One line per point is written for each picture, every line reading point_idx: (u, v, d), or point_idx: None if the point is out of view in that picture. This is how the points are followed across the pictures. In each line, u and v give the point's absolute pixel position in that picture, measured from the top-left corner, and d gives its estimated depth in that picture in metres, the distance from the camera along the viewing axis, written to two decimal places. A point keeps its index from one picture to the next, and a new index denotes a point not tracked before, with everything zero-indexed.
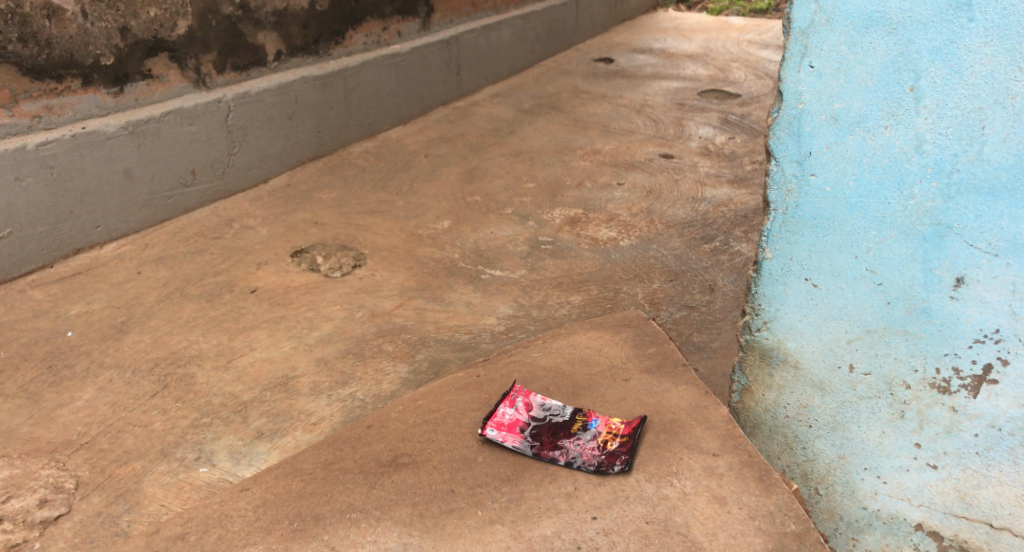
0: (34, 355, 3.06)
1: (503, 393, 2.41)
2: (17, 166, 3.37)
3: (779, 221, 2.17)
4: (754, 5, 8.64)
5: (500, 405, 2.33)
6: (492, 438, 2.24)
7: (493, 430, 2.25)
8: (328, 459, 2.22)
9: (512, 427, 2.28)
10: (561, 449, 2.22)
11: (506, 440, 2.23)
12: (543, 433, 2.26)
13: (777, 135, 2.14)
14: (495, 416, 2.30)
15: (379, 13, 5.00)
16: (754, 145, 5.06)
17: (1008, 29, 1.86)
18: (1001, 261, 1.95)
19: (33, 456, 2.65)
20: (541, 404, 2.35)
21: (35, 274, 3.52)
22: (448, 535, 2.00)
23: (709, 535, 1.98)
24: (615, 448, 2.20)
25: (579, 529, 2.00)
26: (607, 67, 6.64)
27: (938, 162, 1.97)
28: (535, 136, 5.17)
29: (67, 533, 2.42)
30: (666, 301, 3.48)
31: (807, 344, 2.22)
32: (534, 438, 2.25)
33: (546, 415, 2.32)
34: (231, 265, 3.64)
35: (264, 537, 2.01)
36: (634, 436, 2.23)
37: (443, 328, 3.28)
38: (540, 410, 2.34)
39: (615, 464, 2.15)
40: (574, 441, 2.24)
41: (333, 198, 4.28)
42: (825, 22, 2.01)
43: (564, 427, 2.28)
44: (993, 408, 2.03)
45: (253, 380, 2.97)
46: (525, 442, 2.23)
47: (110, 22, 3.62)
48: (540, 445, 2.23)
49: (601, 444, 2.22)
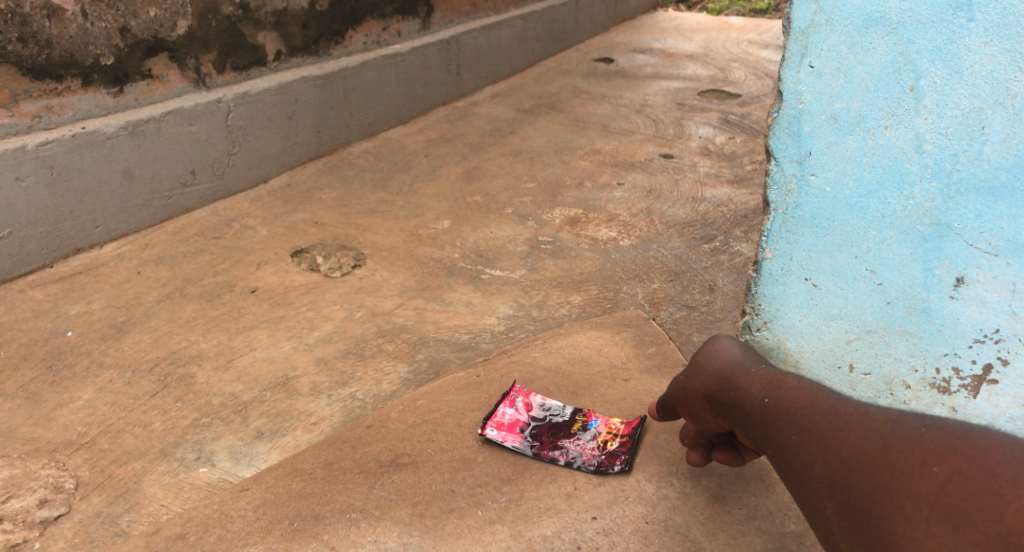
0: (34, 355, 3.06)
1: (503, 393, 2.40)
2: (17, 166, 3.36)
3: (779, 221, 2.17)
4: (753, 5, 8.66)
5: (499, 403, 2.33)
6: (492, 437, 2.23)
7: (493, 430, 2.25)
8: (328, 459, 2.23)
9: (512, 427, 2.27)
10: (561, 449, 2.21)
11: (506, 440, 2.23)
12: (544, 433, 2.26)
13: (777, 135, 2.14)
14: (495, 415, 2.30)
15: (379, 13, 5.01)
16: (754, 145, 5.07)
17: (1008, 29, 1.86)
18: (1001, 261, 1.95)
19: (33, 456, 2.65)
20: (541, 404, 2.35)
21: (34, 274, 3.51)
22: (448, 535, 1.99)
23: (710, 535, 1.98)
24: (615, 448, 2.20)
25: (579, 530, 1.99)
26: (607, 67, 6.64)
27: (938, 161, 1.97)
28: (534, 136, 5.17)
29: (67, 533, 2.42)
30: (666, 301, 3.47)
31: (807, 344, 2.21)
32: (534, 438, 2.24)
33: (546, 415, 2.31)
34: (231, 265, 3.64)
35: (264, 537, 2.01)
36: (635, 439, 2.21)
37: (443, 328, 3.28)
38: (540, 410, 2.33)
39: (615, 464, 2.15)
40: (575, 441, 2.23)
41: (332, 198, 4.28)
42: (824, 22, 2.01)
43: (563, 427, 2.27)
44: (993, 407, 2.03)
45: (253, 380, 2.97)
46: (525, 441, 2.23)
47: (110, 22, 3.62)
48: (540, 445, 2.22)
49: (601, 444, 2.22)
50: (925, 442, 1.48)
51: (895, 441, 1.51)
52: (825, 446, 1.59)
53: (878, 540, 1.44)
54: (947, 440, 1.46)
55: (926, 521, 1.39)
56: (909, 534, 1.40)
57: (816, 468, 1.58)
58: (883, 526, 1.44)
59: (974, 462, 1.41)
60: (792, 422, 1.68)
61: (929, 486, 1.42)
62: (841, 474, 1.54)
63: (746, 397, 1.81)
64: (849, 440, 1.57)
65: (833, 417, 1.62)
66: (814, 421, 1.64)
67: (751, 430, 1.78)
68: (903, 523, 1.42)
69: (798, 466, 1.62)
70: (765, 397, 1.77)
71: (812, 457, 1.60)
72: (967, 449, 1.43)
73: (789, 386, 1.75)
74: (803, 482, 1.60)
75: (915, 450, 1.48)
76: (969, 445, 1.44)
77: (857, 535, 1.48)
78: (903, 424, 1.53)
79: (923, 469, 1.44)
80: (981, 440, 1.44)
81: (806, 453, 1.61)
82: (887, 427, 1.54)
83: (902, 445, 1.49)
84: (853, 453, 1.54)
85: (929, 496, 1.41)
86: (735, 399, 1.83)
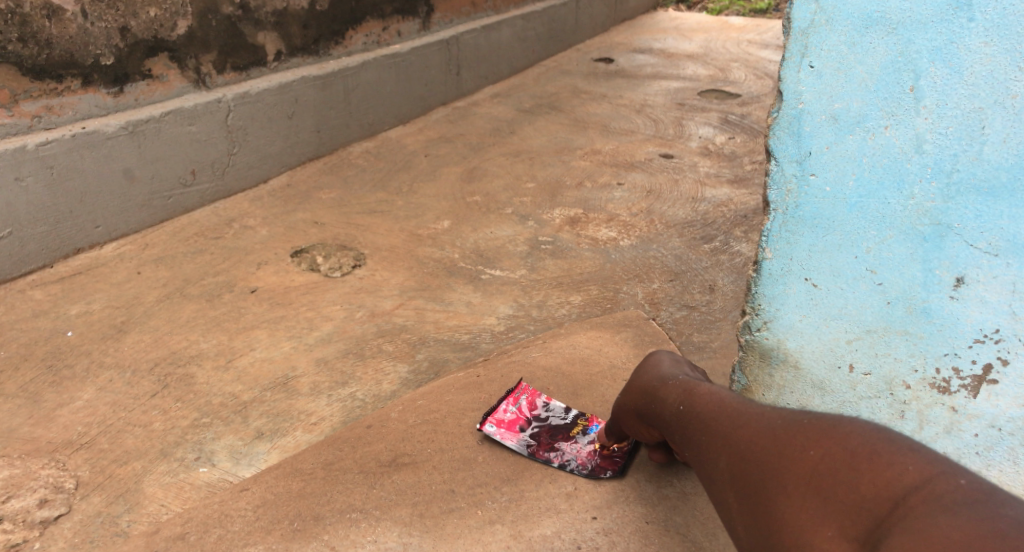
0: (34, 355, 3.06)
1: (509, 389, 2.40)
2: (17, 166, 3.36)
3: (779, 221, 2.17)
4: (753, 5, 8.67)
5: (501, 400, 2.32)
6: (491, 434, 2.23)
7: (492, 426, 2.25)
8: (328, 459, 2.23)
9: (511, 425, 2.27)
10: (558, 450, 2.20)
11: (504, 439, 2.22)
12: (543, 433, 2.25)
13: (777, 135, 2.13)
14: (496, 412, 2.29)
15: (379, 13, 5.01)
16: (754, 145, 5.07)
17: (1008, 29, 1.86)
18: (1001, 261, 1.95)
19: (33, 456, 2.65)
20: (545, 404, 2.33)
21: (34, 274, 3.51)
22: (448, 535, 1.99)
23: (710, 535, 1.99)
24: (612, 452, 2.18)
25: (579, 529, 1.99)
26: (607, 67, 6.64)
27: (938, 161, 1.97)
28: (534, 136, 5.17)
29: (67, 534, 2.42)
30: (666, 301, 3.47)
31: (807, 344, 2.21)
32: (533, 437, 2.24)
33: (547, 416, 2.30)
34: (231, 265, 3.64)
35: (264, 537, 2.00)
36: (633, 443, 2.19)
37: (443, 328, 3.28)
38: (542, 410, 2.32)
39: (609, 469, 2.13)
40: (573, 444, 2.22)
41: (332, 198, 4.28)
42: (825, 22, 2.01)
43: (563, 429, 2.26)
44: (993, 407, 2.03)
45: (253, 380, 2.97)
46: (523, 440, 2.22)
47: (110, 22, 3.62)
48: (537, 445, 2.21)
49: (598, 447, 2.20)
50: (807, 430, 1.52)
51: (781, 431, 1.56)
52: (724, 442, 1.63)
53: (761, 522, 1.49)
54: (821, 426, 1.51)
55: (802, 497, 1.46)
56: (789, 510, 1.47)
57: (718, 463, 1.62)
58: (769, 508, 1.49)
59: (842, 443, 1.47)
60: (700, 424, 1.71)
61: (806, 467, 1.48)
62: (736, 465, 1.58)
63: (666, 406, 1.85)
64: (743, 435, 1.61)
65: (733, 416, 1.66)
66: (717, 420, 1.68)
67: (671, 436, 1.81)
68: (785, 503, 1.47)
69: (704, 464, 1.66)
70: (682, 406, 1.80)
71: (715, 453, 1.64)
72: (837, 432, 1.49)
73: (704, 394, 1.78)
74: (707, 477, 1.64)
75: (796, 438, 1.52)
76: (840, 429, 1.49)
77: (748, 519, 1.53)
78: (789, 417, 1.58)
79: (801, 453, 1.50)
80: (851, 423, 1.49)
81: (708, 451, 1.66)
82: (777, 420, 1.58)
83: (786, 435, 1.54)
84: (745, 447, 1.59)
85: (805, 475, 1.48)
86: (658, 408, 1.88)
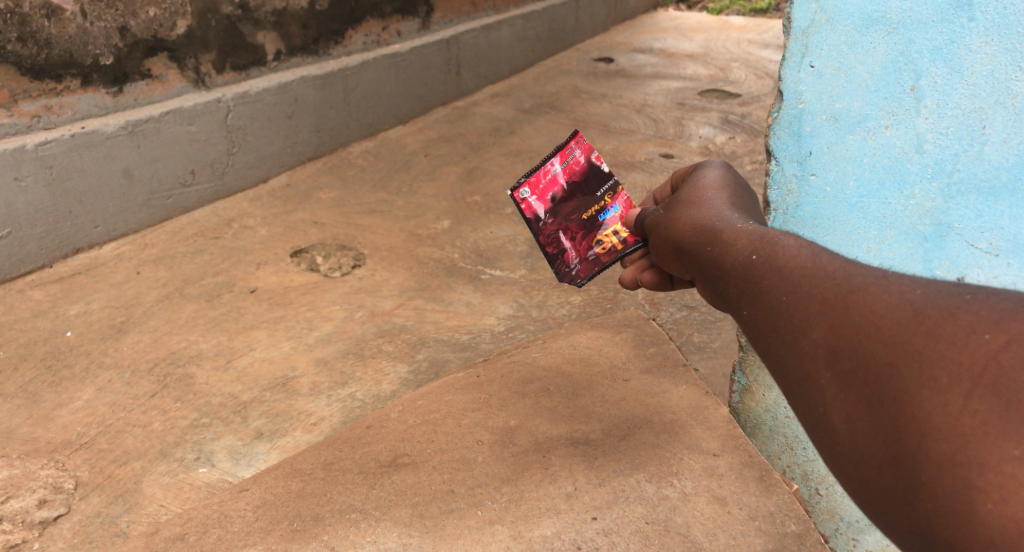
0: (34, 355, 3.06)
1: (571, 136, 1.97)
2: (17, 166, 3.35)
3: (780, 221, 2.18)
4: (753, 5, 8.66)
5: (549, 156, 1.95)
6: (522, 197, 1.95)
7: (527, 190, 1.95)
8: (328, 459, 2.24)
9: (546, 189, 1.97)
10: (566, 234, 2.00)
11: (526, 209, 1.97)
12: (568, 209, 1.99)
13: (777, 135, 2.13)
14: (542, 170, 1.95)
15: (379, 13, 5.03)
16: (754, 145, 5.06)
17: (1008, 29, 1.81)
18: (1001, 261, 1.93)
19: (32, 456, 2.64)
20: (592, 174, 1.99)
21: (34, 274, 3.50)
22: (448, 535, 1.95)
23: (710, 535, 1.93)
24: (599, 255, 1.97)
25: (579, 530, 1.95)
26: (607, 67, 6.64)
27: (938, 161, 1.95)
28: (534, 136, 5.16)
29: (67, 534, 2.40)
30: (666, 301, 3.48)
31: None
32: (555, 209, 1.99)
33: (587, 184, 2.00)
34: (230, 265, 3.64)
35: (264, 538, 1.99)
36: (622, 253, 1.91)
37: (443, 328, 3.28)
38: (586, 179, 1.99)
39: (583, 276, 1.99)
40: (582, 232, 2.01)
41: (332, 198, 4.28)
42: (825, 22, 1.99)
43: (587, 206, 2.00)
44: None
45: (252, 380, 2.97)
46: (545, 212, 1.98)
47: (110, 21, 3.62)
48: (552, 222, 1.99)
49: (598, 245, 1.98)
50: (974, 307, 0.94)
51: (929, 302, 0.98)
52: (829, 307, 1.04)
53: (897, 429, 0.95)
54: (1004, 304, 0.93)
55: (968, 396, 0.91)
56: (942, 413, 0.92)
57: (812, 333, 1.05)
58: (905, 405, 0.95)
59: None
60: (778, 280, 1.12)
61: (978, 357, 0.92)
62: (849, 346, 1.01)
63: (727, 256, 1.25)
64: (862, 301, 1.02)
65: (841, 273, 1.07)
66: (813, 280, 1.09)
67: (726, 292, 1.22)
68: (936, 404, 0.93)
69: (786, 332, 1.08)
70: (753, 255, 1.19)
71: (808, 320, 1.06)
72: None
73: (789, 240, 1.17)
74: (788, 350, 1.08)
75: (957, 316, 0.95)
76: None
77: (863, 417, 0.99)
78: (944, 284, 1.00)
79: (969, 338, 0.93)
80: None
81: (796, 318, 1.08)
82: (915, 289, 1.00)
83: (938, 312, 0.96)
84: (864, 319, 1.01)
85: (974, 368, 0.91)
86: (714, 255, 1.28)
